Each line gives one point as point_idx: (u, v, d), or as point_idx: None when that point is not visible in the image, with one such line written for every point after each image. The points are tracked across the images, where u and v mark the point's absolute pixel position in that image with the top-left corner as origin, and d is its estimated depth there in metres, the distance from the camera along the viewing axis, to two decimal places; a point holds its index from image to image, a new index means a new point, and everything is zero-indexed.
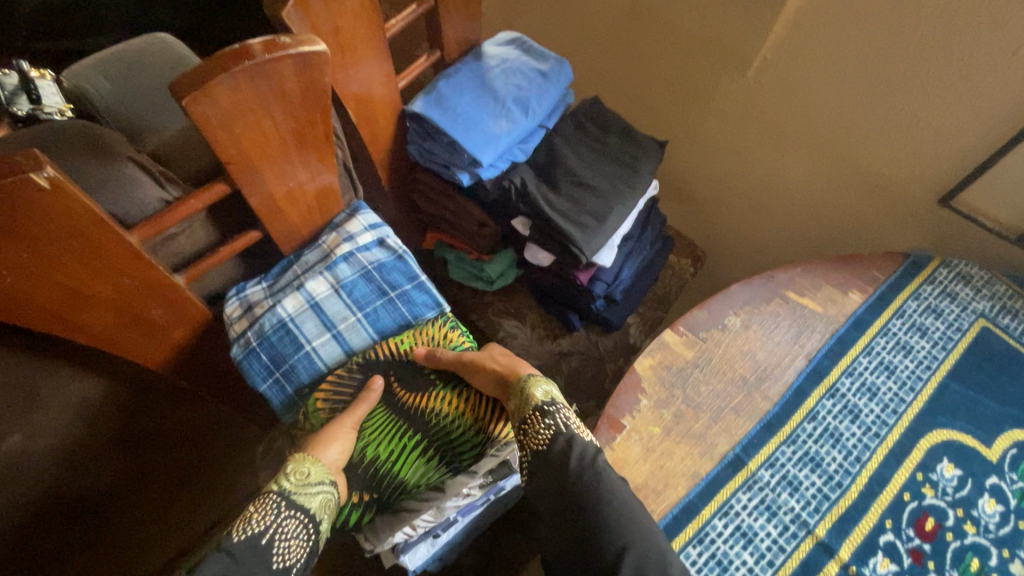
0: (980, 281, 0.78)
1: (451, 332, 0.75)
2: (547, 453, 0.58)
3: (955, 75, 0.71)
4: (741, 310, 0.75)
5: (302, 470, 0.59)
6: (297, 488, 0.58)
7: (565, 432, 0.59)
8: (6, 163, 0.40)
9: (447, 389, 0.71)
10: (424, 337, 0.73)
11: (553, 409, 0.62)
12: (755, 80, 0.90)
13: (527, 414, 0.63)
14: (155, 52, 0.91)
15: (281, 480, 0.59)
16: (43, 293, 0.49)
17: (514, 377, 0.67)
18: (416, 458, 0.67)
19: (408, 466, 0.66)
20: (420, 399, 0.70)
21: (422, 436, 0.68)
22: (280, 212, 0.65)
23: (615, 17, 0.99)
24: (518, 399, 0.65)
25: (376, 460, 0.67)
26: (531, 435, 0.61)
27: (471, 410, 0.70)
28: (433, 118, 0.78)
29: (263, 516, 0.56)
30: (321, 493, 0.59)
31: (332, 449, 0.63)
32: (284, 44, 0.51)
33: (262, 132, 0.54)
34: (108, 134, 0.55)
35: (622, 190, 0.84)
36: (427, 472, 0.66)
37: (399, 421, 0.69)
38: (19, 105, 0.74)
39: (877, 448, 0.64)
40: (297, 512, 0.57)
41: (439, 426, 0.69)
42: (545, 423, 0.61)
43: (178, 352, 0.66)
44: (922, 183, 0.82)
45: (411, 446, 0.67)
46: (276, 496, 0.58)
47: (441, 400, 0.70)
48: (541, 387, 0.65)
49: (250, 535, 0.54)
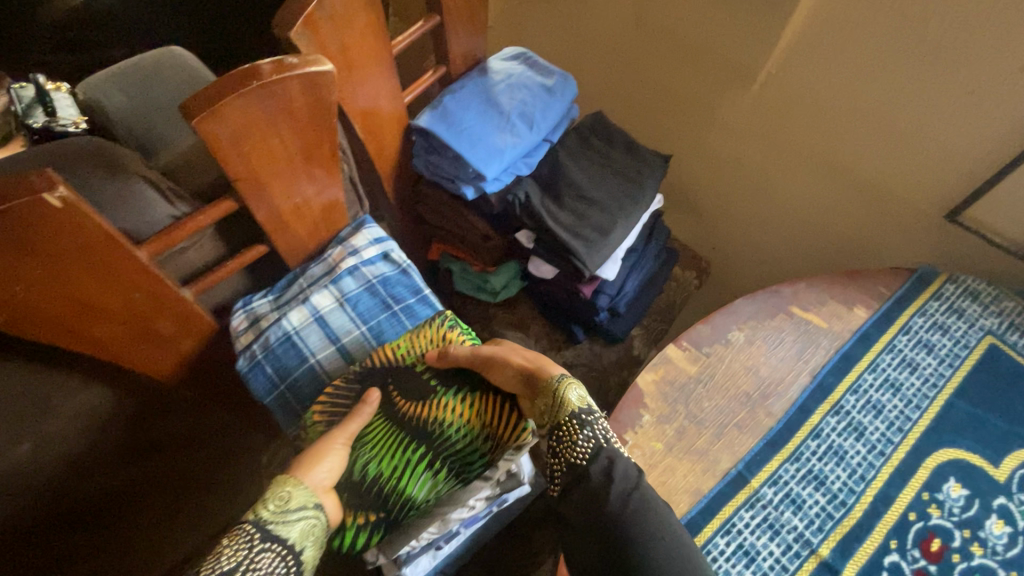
0: (987, 297, 0.77)
1: (450, 331, 0.71)
2: (583, 471, 0.55)
3: (960, 90, 0.71)
4: (744, 325, 0.75)
5: (281, 495, 0.53)
6: (276, 516, 0.52)
7: (606, 448, 0.55)
8: (21, 183, 0.41)
9: (453, 395, 0.66)
10: (424, 340, 0.70)
11: (592, 419, 0.57)
12: (759, 94, 0.90)
13: (560, 422, 0.58)
14: (167, 66, 0.93)
15: (259, 507, 0.53)
16: (55, 307, 0.50)
17: (543, 377, 0.61)
18: (423, 472, 0.63)
19: (415, 482, 0.62)
20: (424, 408, 0.65)
21: (428, 448, 0.64)
22: (287, 226, 0.65)
23: (619, 33, 1.01)
24: (549, 401, 0.59)
25: (381, 476, 0.62)
26: (568, 446, 0.56)
27: (480, 417, 0.65)
28: (439, 133, 0.79)
29: (235, 551, 0.50)
30: (302, 520, 0.53)
31: (321, 468, 0.57)
32: (291, 64, 0.52)
33: (270, 150, 0.55)
34: (121, 151, 0.57)
35: (626, 204, 0.84)
36: (435, 486, 0.62)
37: (402, 433, 0.64)
38: (36, 117, 0.81)
39: (882, 466, 0.64)
40: (273, 544, 0.51)
41: (446, 437, 0.64)
42: (582, 436, 0.56)
43: (185, 363, 0.67)
44: (927, 199, 0.82)
45: (417, 460, 0.63)
46: (251, 528, 0.51)
47: (447, 408, 0.65)
48: (576, 391, 0.59)
49: (218, 573, 0.48)
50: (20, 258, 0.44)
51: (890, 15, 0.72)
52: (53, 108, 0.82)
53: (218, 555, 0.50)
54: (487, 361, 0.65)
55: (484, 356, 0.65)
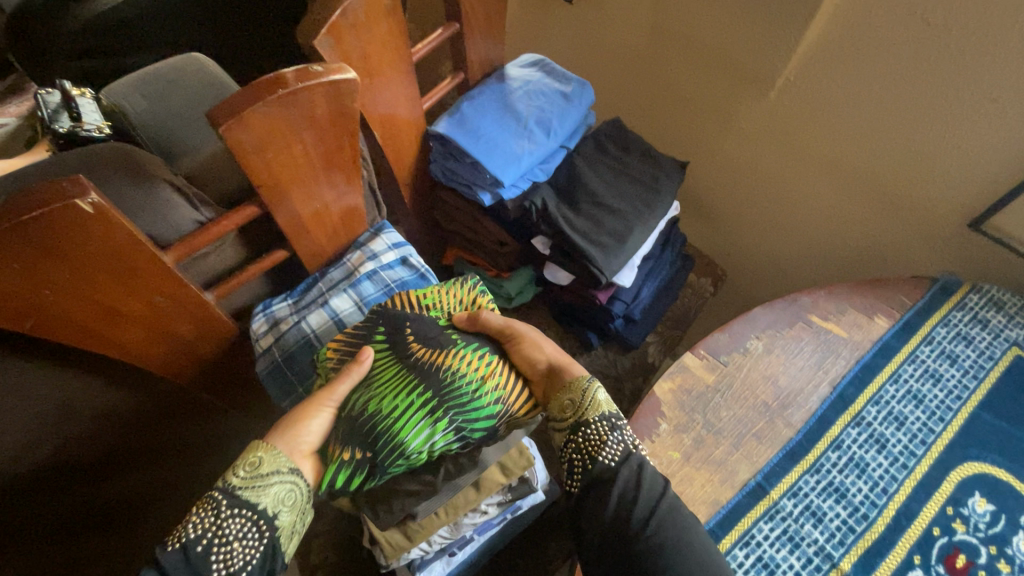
0: (1012, 308, 0.76)
1: (479, 298, 0.71)
2: (609, 472, 0.55)
3: (984, 97, 0.70)
4: (763, 334, 0.74)
5: (252, 459, 0.54)
6: (246, 482, 0.52)
7: (636, 454, 0.56)
8: (53, 189, 0.42)
9: (474, 350, 0.62)
10: (453, 300, 0.70)
11: (621, 424, 0.59)
12: (777, 100, 0.89)
13: (589, 420, 0.59)
14: (188, 71, 0.94)
15: (229, 474, 0.53)
16: (82, 312, 0.50)
17: (569, 374, 0.63)
18: (423, 419, 0.56)
19: (412, 428, 0.55)
20: (438, 355, 0.60)
21: (434, 395, 0.57)
22: (307, 231, 0.66)
23: (636, 39, 1.01)
24: (574, 397, 0.60)
25: (377, 413, 0.56)
26: (594, 446, 0.57)
27: (497, 378, 0.61)
28: (456, 139, 0.79)
29: (202, 519, 0.50)
30: (274, 485, 0.53)
31: (306, 430, 0.58)
32: (316, 72, 0.53)
33: (293, 156, 0.56)
34: (148, 159, 0.58)
35: (643, 212, 0.84)
36: (432, 437, 0.55)
37: (411, 375, 0.58)
38: (60, 122, 0.80)
39: (905, 480, 0.62)
40: (243, 510, 0.51)
41: (456, 387, 0.58)
42: (611, 438, 0.57)
43: (204, 366, 0.68)
44: (950, 208, 0.81)
45: (419, 404, 0.56)
46: (219, 495, 0.51)
47: (462, 360, 0.60)
48: (603, 394, 0.61)
49: (185, 542, 0.48)
50: (51, 263, 0.45)
51: (912, 22, 0.71)
52: (77, 113, 0.82)
53: (183, 523, 0.50)
54: (519, 339, 0.65)
55: (517, 334, 0.65)
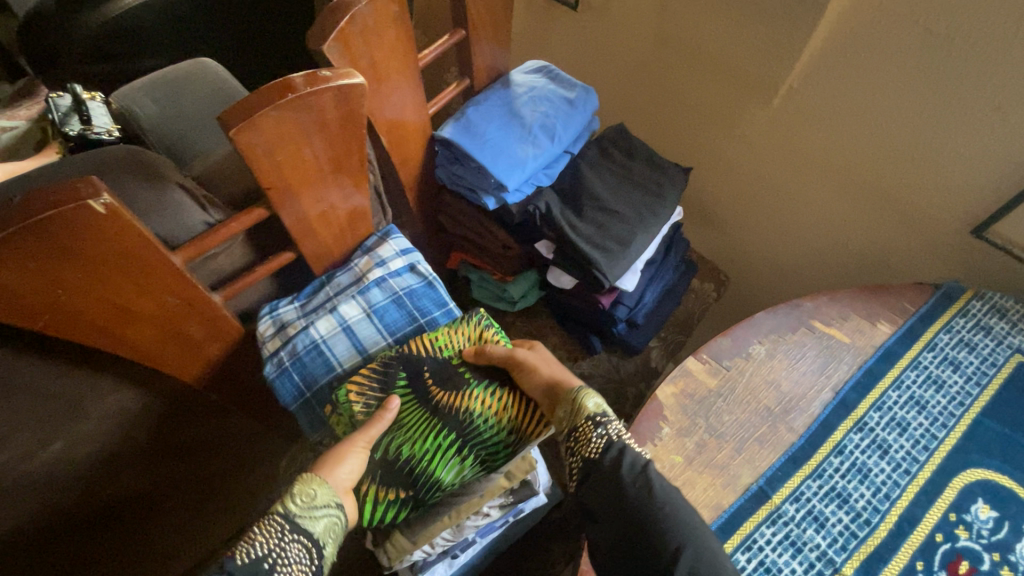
0: (1015, 315, 0.76)
1: (485, 331, 0.72)
2: (595, 463, 0.55)
3: (987, 105, 0.71)
4: (766, 339, 0.75)
5: (309, 492, 0.54)
6: (304, 511, 0.53)
7: (617, 442, 0.56)
8: (67, 190, 0.43)
9: (485, 388, 0.66)
10: (461, 337, 0.71)
11: (606, 420, 0.58)
12: (781, 108, 0.90)
13: (577, 423, 0.59)
14: (196, 77, 0.96)
15: (288, 500, 0.53)
16: (93, 311, 0.51)
17: (564, 387, 0.63)
18: (452, 456, 0.61)
19: (443, 465, 0.61)
20: (456, 398, 0.65)
21: (457, 435, 0.62)
22: (313, 233, 0.67)
23: (640, 47, 1.02)
24: (567, 408, 0.60)
25: (411, 455, 0.61)
26: (581, 444, 0.57)
27: (510, 410, 0.64)
28: (461, 144, 0.80)
29: (265, 539, 0.50)
30: (327, 517, 0.54)
31: (344, 468, 0.58)
32: (325, 77, 0.53)
33: (302, 160, 0.57)
34: (160, 161, 0.60)
35: (647, 217, 0.84)
36: (461, 471, 0.61)
37: (434, 419, 0.63)
38: (70, 125, 0.84)
39: (908, 485, 0.62)
40: (302, 537, 0.52)
41: (476, 426, 0.63)
42: (595, 435, 0.57)
43: (211, 367, 0.69)
44: (952, 215, 0.81)
45: (446, 444, 0.62)
46: (281, 519, 0.52)
47: (477, 400, 0.65)
48: (593, 399, 0.61)
49: (252, 559, 0.48)
50: (65, 263, 0.46)
51: (915, 30, 0.71)
52: (87, 116, 0.85)
53: (248, 541, 0.50)
54: (520, 365, 0.65)
55: (520, 360, 0.65)
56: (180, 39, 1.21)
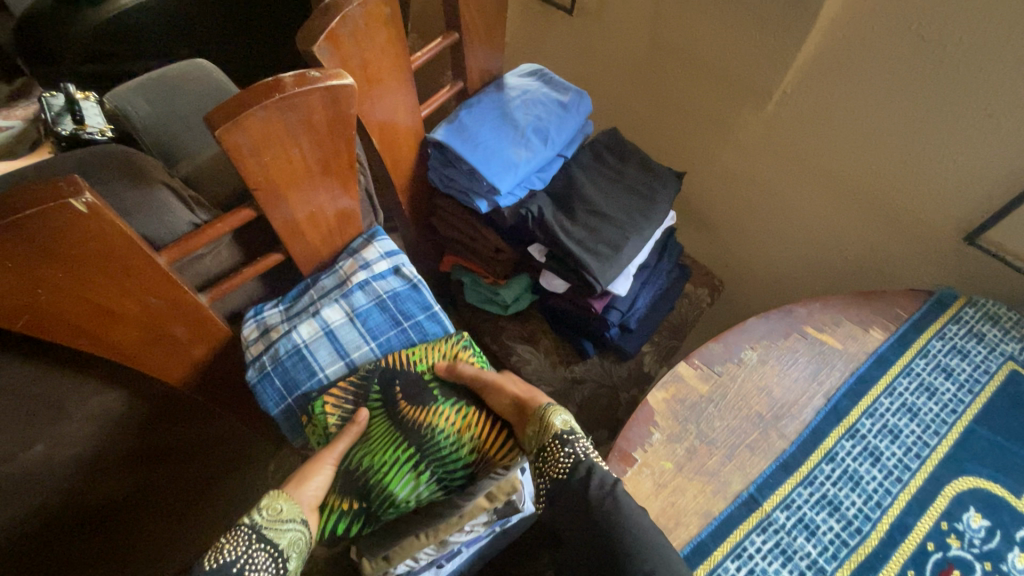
0: (1008, 322, 0.76)
1: (462, 351, 0.72)
2: (564, 484, 0.56)
3: (979, 112, 0.71)
4: (758, 344, 0.74)
5: (276, 505, 0.54)
6: (270, 523, 0.53)
7: (585, 461, 0.56)
8: (48, 189, 0.42)
9: (452, 406, 0.67)
10: (436, 353, 0.72)
11: (573, 437, 0.59)
12: (775, 113, 0.90)
13: (544, 442, 0.60)
14: (192, 77, 0.97)
15: (254, 512, 0.54)
16: (76, 312, 0.50)
17: (532, 405, 0.63)
18: (409, 470, 0.62)
19: (399, 480, 0.61)
20: (421, 412, 0.65)
21: (416, 450, 0.63)
22: (301, 234, 0.66)
23: (636, 51, 1.01)
24: (535, 427, 0.61)
25: (369, 468, 0.61)
26: (550, 463, 0.58)
27: (472, 429, 0.66)
28: (453, 146, 0.79)
29: (233, 546, 0.50)
30: (292, 531, 0.54)
31: (311, 485, 0.59)
32: (313, 78, 0.53)
33: (290, 161, 0.56)
34: (147, 162, 0.60)
35: (639, 221, 0.84)
36: (417, 487, 0.61)
37: (398, 433, 0.64)
38: (63, 125, 0.84)
39: (899, 493, 0.62)
40: (269, 546, 0.52)
41: (437, 442, 0.64)
42: (563, 453, 0.57)
43: (197, 368, 0.68)
44: (945, 221, 0.81)
45: (405, 457, 0.62)
46: (249, 528, 0.52)
47: (442, 417, 0.65)
48: (561, 416, 0.61)
49: (221, 564, 0.49)
50: (44, 263, 0.45)
51: (908, 37, 0.71)
52: (80, 116, 0.86)
53: (217, 547, 0.50)
54: (488, 385, 0.66)
55: (486, 381, 0.67)
56: (176, 41, 1.22)
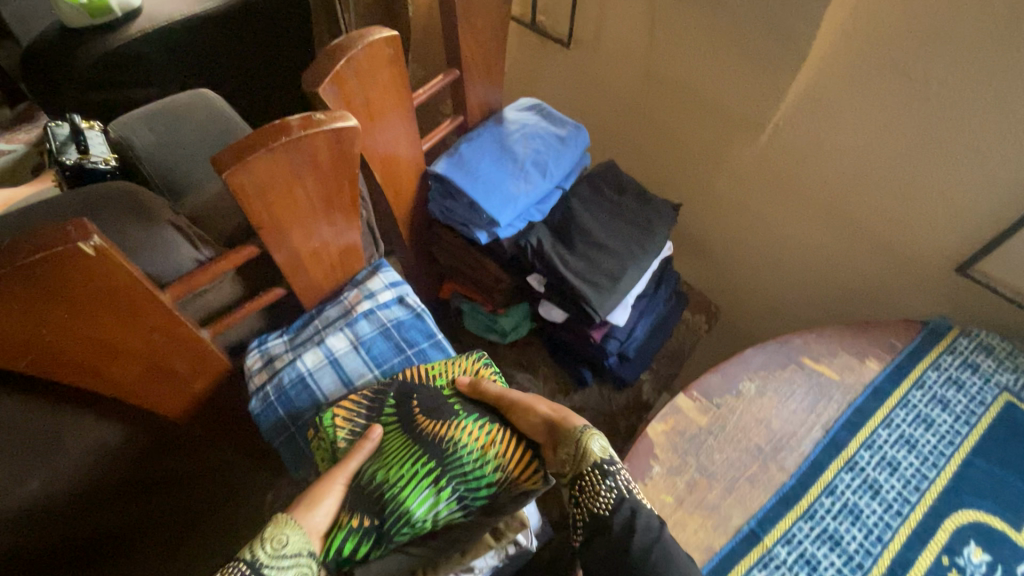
0: (1002, 352, 0.76)
1: (484, 369, 0.73)
2: (604, 522, 0.55)
3: (965, 148, 0.72)
4: (755, 375, 0.75)
5: (280, 537, 0.53)
6: (272, 560, 0.51)
7: (629, 500, 0.55)
8: (57, 232, 0.43)
9: (475, 421, 0.64)
10: (457, 368, 0.72)
11: (614, 469, 0.58)
12: (767, 145, 0.92)
13: (581, 471, 0.59)
14: (194, 107, 0.98)
15: (255, 547, 0.51)
16: (79, 350, 0.51)
17: (567, 427, 0.62)
18: (427, 486, 0.58)
19: (416, 497, 0.57)
20: (442, 426, 0.63)
21: (437, 464, 0.60)
22: (304, 268, 0.67)
23: (630, 84, 1.04)
24: (571, 451, 0.60)
25: (384, 482, 0.59)
26: (589, 496, 0.57)
27: (496, 446, 0.63)
28: (454, 179, 0.81)
29: None
30: (296, 566, 0.52)
31: (319, 510, 0.57)
32: (319, 120, 0.54)
33: (294, 199, 0.58)
34: (153, 199, 0.61)
35: (637, 253, 0.85)
36: (435, 506, 0.58)
37: (416, 445, 0.61)
38: (69, 156, 0.87)
39: (900, 527, 0.62)
40: None
41: (458, 457, 0.61)
42: (604, 487, 0.57)
43: (196, 401, 0.68)
44: (936, 252, 0.83)
45: (423, 473, 0.59)
46: (246, 568, 0.50)
47: (464, 431, 0.63)
48: (598, 442, 0.60)
49: None
50: (53, 303, 0.45)
51: (894, 76, 0.74)
52: (85, 147, 0.89)
53: None
54: (515, 405, 0.66)
55: (513, 400, 0.66)
56: (179, 72, 1.25)
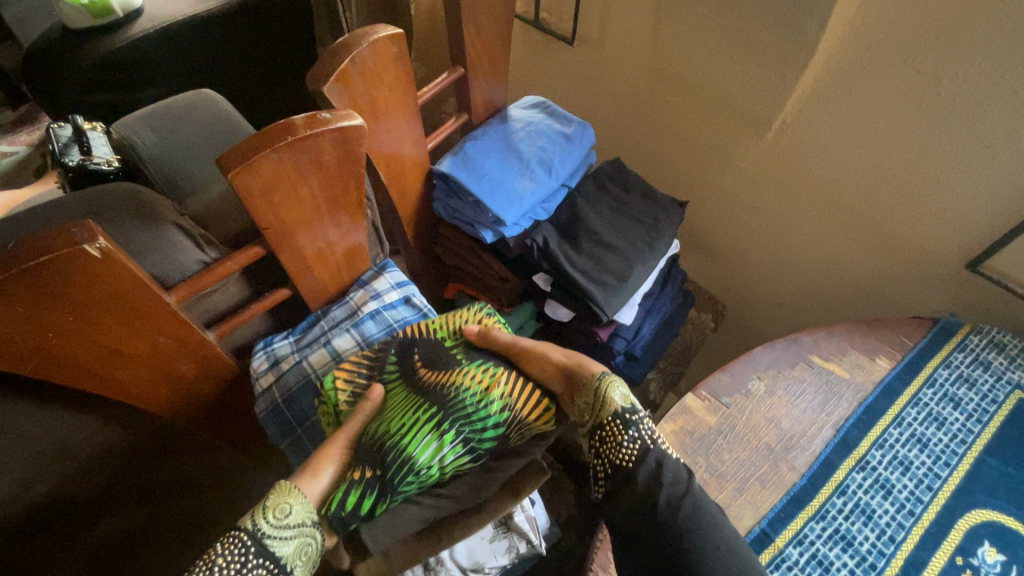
0: (1014, 349, 0.76)
1: (487, 318, 0.70)
2: (629, 473, 0.52)
3: (977, 143, 0.71)
4: (764, 374, 0.74)
5: (282, 505, 0.51)
6: (275, 530, 0.49)
7: (652, 450, 0.53)
8: (62, 235, 0.42)
9: (478, 365, 0.62)
10: (459, 320, 0.70)
11: (637, 419, 0.55)
12: (773, 141, 0.91)
13: (602, 420, 0.55)
14: (196, 108, 0.97)
15: (258, 516, 0.49)
16: (84, 354, 0.50)
17: (582, 372, 0.59)
18: (429, 432, 0.55)
19: (419, 443, 0.54)
20: (444, 374, 0.61)
21: (438, 409, 0.57)
22: (309, 269, 0.66)
23: (636, 81, 1.03)
24: (589, 400, 0.57)
25: (386, 432, 0.56)
26: (611, 447, 0.54)
27: (501, 386, 0.59)
28: (459, 178, 0.80)
29: (229, 561, 0.47)
30: (300, 537, 0.50)
31: (323, 476, 0.55)
32: (324, 119, 0.54)
33: (299, 200, 0.57)
34: (157, 201, 0.61)
35: (644, 251, 0.84)
36: (440, 450, 0.54)
37: (418, 397, 0.59)
38: (70, 155, 0.84)
39: (913, 528, 0.61)
40: (267, 561, 0.48)
41: (460, 400, 0.58)
42: (627, 437, 0.54)
43: (202, 404, 0.68)
44: (946, 249, 0.82)
45: (425, 419, 0.56)
46: (247, 539, 0.48)
47: (466, 375, 0.60)
48: (620, 390, 0.57)
49: None
50: (55, 306, 0.45)
51: (903, 71, 0.73)
52: (88, 147, 0.86)
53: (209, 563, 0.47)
54: (526, 352, 0.63)
55: (524, 347, 0.64)
56: (181, 72, 1.25)
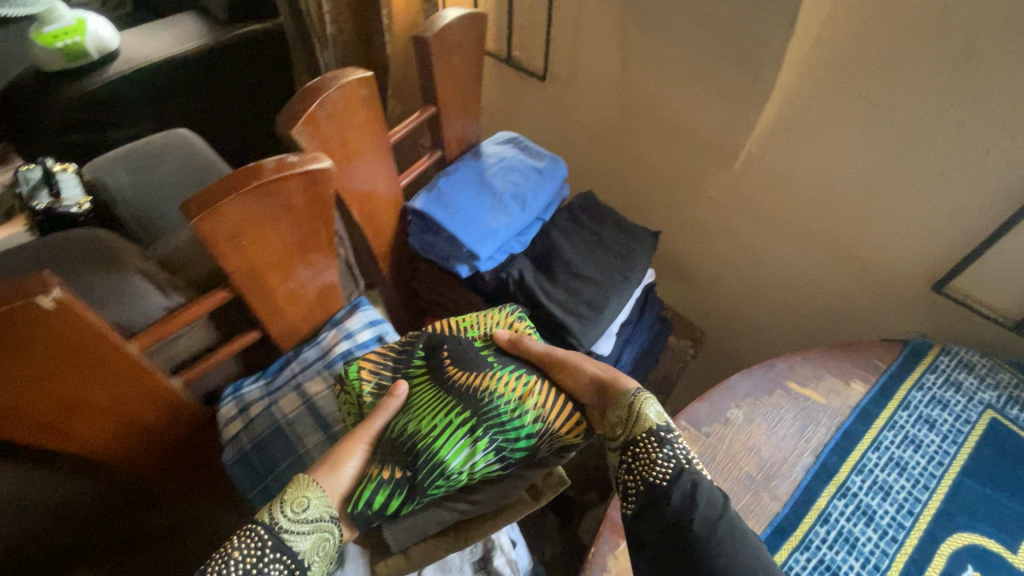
0: (983, 368, 0.77)
1: (518, 323, 0.71)
2: (662, 493, 0.52)
3: (931, 171, 0.75)
4: (742, 403, 0.74)
5: (301, 499, 0.51)
6: (292, 524, 0.49)
7: (687, 471, 0.53)
8: (15, 286, 0.41)
9: (511, 371, 0.61)
10: (489, 321, 0.71)
11: (671, 437, 0.55)
12: (741, 170, 0.94)
13: (635, 437, 0.56)
14: (171, 146, 0.98)
15: (276, 510, 0.50)
16: (40, 407, 0.49)
17: (616, 390, 0.59)
18: (463, 437, 0.54)
19: (451, 448, 0.53)
20: (476, 377, 0.59)
21: (472, 413, 0.56)
22: (279, 312, 0.65)
23: (606, 114, 1.06)
24: (623, 414, 0.57)
25: (416, 432, 0.55)
26: (645, 463, 0.54)
27: (535, 396, 0.59)
28: (434, 213, 0.81)
29: (246, 556, 0.47)
30: (317, 532, 0.50)
31: (345, 469, 0.55)
32: (291, 163, 0.54)
33: (269, 242, 0.57)
34: (124, 247, 0.60)
35: (619, 281, 0.85)
36: (472, 457, 0.53)
37: (448, 396, 0.58)
38: (38, 200, 0.81)
39: (896, 554, 0.61)
40: (284, 557, 0.48)
41: (493, 406, 0.57)
42: (661, 457, 0.54)
43: (169, 453, 0.66)
44: (911, 271, 0.84)
45: (459, 422, 0.55)
46: (264, 531, 0.48)
47: (499, 381, 0.59)
48: (654, 408, 0.57)
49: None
50: (6, 360, 0.43)
51: (859, 104, 0.76)
52: (57, 190, 0.82)
53: (225, 557, 0.47)
54: (560, 363, 0.63)
55: (560, 357, 0.63)
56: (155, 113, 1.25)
